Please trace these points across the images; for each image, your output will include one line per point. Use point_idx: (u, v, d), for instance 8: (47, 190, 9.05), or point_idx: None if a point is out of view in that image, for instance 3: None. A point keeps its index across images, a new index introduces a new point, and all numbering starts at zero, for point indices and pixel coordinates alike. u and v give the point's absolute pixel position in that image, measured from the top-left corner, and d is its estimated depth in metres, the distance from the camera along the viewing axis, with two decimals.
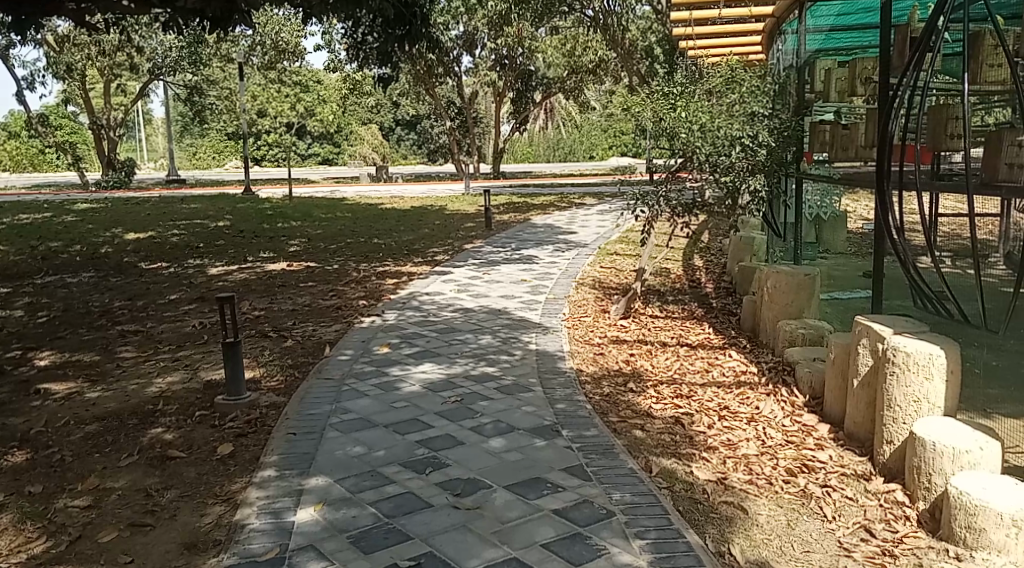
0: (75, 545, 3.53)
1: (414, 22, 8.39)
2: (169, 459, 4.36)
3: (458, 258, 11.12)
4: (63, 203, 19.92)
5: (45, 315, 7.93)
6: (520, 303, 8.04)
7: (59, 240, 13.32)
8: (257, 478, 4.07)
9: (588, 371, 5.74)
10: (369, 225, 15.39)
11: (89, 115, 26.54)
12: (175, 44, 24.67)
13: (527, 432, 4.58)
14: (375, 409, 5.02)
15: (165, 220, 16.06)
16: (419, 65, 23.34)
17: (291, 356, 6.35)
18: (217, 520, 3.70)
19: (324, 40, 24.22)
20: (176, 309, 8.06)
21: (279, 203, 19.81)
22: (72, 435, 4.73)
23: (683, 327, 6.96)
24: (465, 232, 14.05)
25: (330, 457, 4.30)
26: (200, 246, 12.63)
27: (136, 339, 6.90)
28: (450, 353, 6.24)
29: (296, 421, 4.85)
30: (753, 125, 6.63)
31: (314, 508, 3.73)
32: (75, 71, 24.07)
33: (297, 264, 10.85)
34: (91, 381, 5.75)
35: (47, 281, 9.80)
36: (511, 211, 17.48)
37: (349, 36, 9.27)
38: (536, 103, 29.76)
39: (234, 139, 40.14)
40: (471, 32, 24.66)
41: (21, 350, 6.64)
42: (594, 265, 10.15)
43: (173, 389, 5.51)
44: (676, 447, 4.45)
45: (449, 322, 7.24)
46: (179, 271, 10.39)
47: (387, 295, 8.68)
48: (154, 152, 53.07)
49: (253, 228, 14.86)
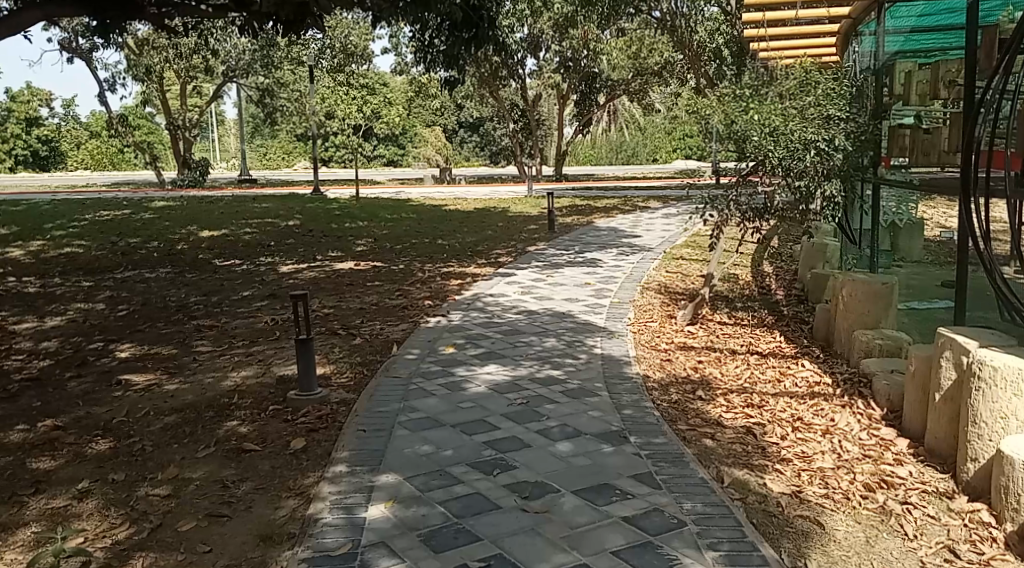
0: (156, 533, 3.61)
1: (480, 26, 8.53)
2: (245, 452, 4.46)
3: (521, 260, 11.14)
4: (142, 202, 20.59)
5: (126, 309, 8.19)
6: (585, 306, 8.00)
7: (138, 236, 13.80)
8: (330, 473, 4.13)
9: (655, 377, 5.67)
10: (433, 226, 15.54)
11: (166, 116, 27.43)
12: (248, 48, 25.40)
13: (594, 437, 4.54)
14: (442, 409, 5.04)
15: (238, 219, 16.45)
16: (484, 68, 23.56)
17: (359, 354, 6.43)
18: (291, 513, 3.76)
19: (391, 44, 24.70)
20: (249, 305, 8.26)
21: (346, 204, 20.14)
22: (152, 426, 4.87)
23: (753, 335, 6.84)
24: (528, 234, 14.09)
25: (399, 454, 4.34)
26: (271, 245, 12.90)
27: (212, 334, 7.09)
28: (515, 355, 6.24)
29: (367, 418, 4.91)
30: (829, 129, 6.41)
31: (385, 504, 3.77)
32: (154, 74, 25.05)
33: (364, 264, 11.02)
34: (169, 374, 5.93)
35: (127, 276, 10.14)
36: (575, 214, 17.45)
37: (416, 38, 9.25)
38: (599, 105, 29.71)
39: (302, 140, 41.12)
40: (535, 35, 24.66)
41: (103, 342, 6.87)
42: (660, 269, 10.08)
43: (247, 384, 5.63)
44: (748, 457, 4.37)
45: (514, 324, 7.25)
46: (251, 268, 10.64)
47: (452, 295, 8.75)
48: (227, 153, 54.57)
49: (322, 228, 15.12)
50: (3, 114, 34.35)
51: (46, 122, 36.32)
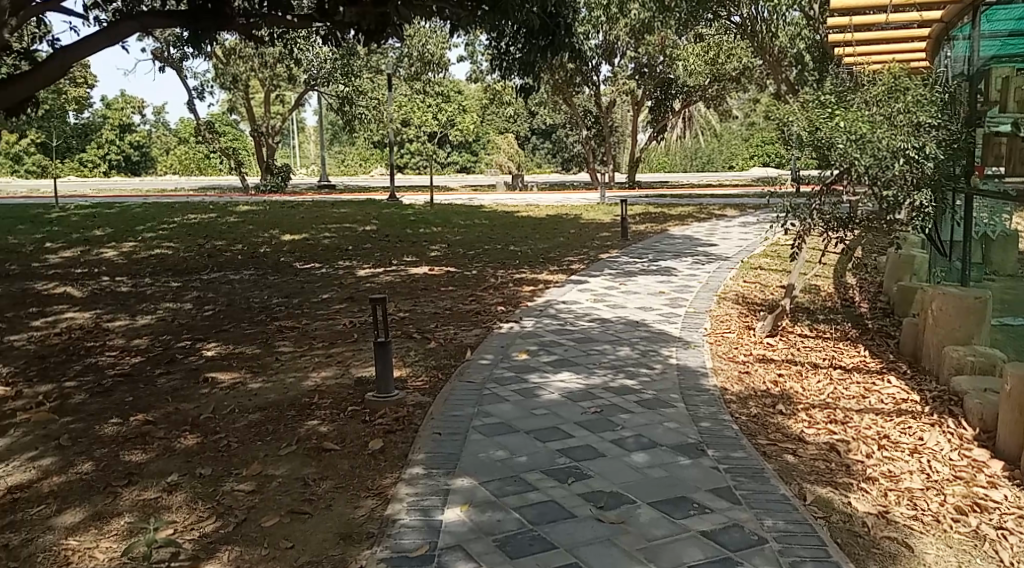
0: (241, 528, 3.72)
1: (557, 33, 8.48)
2: (325, 451, 4.55)
3: (594, 268, 11.09)
4: (227, 206, 21.30)
5: (212, 309, 8.48)
6: (660, 315, 7.91)
7: (223, 239, 14.27)
8: (407, 475, 4.19)
9: (733, 390, 5.56)
10: (506, 232, 15.62)
11: (251, 123, 28.31)
12: (330, 57, 26.04)
13: (670, 449, 4.48)
14: (516, 415, 5.06)
15: (318, 224, 16.85)
16: (559, 74, 23.58)
17: (434, 358, 6.49)
18: (369, 513, 3.82)
19: (466, 52, 24.98)
20: (328, 308, 8.44)
21: (421, 209, 20.41)
22: (237, 423, 5.02)
23: (836, 348, 6.66)
24: (601, 241, 14.02)
25: (474, 459, 4.37)
26: (349, 249, 13.16)
27: (292, 335, 7.28)
28: (589, 363, 6.21)
29: (441, 421, 4.95)
30: (920, 136, 6.24)
31: (460, 508, 3.79)
32: (240, 81, 25.88)
33: (438, 269, 11.15)
34: (253, 372, 6.11)
35: (213, 277, 10.49)
36: (649, 221, 17.29)
37: (492, 47, 9.37)
38: (675, 111, 29.38)
39: (379, 147, 41.92)
40: (610, 41, 24.60)
41: (190, 341, 7.12)
42: (737, 279, 9.91)
43: (326, 384, 5.76)
44: (832, 475, 4.24)
45: (587, 332, 7.22)
46: (330, 272, 10.88)
47: (525, 302, 8.77)
48: (306, 159, 56.07)
49: (398, 233, 15.35)
50: (99, 120, 35.96)
51: (138, 128, 37.82)
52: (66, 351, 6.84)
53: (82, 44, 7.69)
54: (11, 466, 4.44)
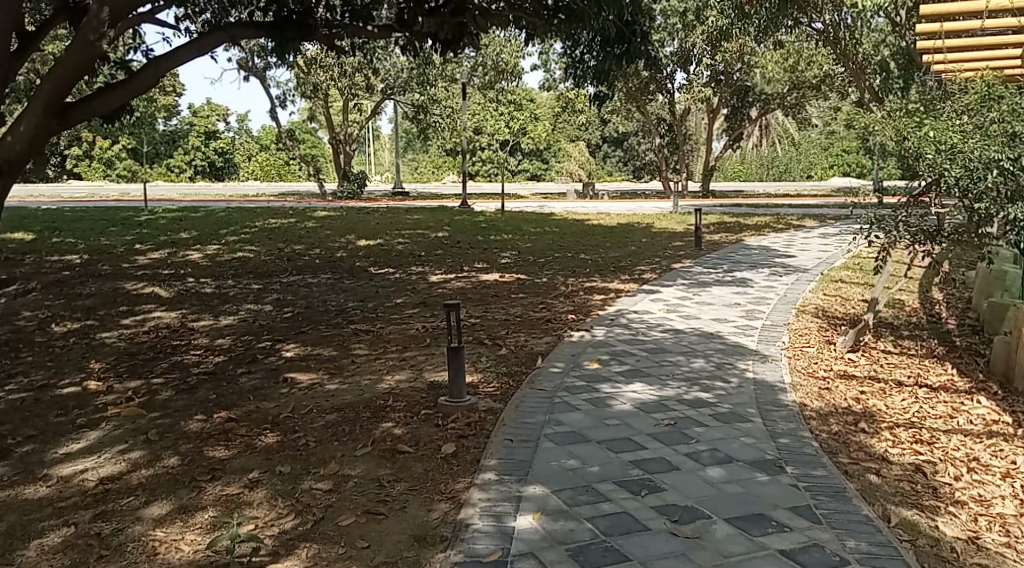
0: (319, 526, 3.79)
1: (633, 41, 8.45)
2: (399, 453, 4.62)
3: (667, 277, 10.97)
4: (306, 211, 21.85)
5: (290, 312, 8.70)
6: (735, 327, 7.77)
7: (301, 243, 14.63)
8: (479, 480, 4.21)
9: (813, 406, 5.41)
10: (578, 240, 15.59)
11: (329, 131, 28.99)
12: (406, 66, 26.50)
13: (747, 465, 4.39)
14: (588, 424, 5.03)
15: (392, 230, 17.13)
16: (633, 82, 23.44)
17: (505, 364, 6.51)
18: (443, 516, 3.86)
19: (540, 60, 25.04)
20: (402, 312, 8.57)
21: (493, 216, 20.56)
22: (315, 423, 5.13)
23: (922, 366, 6.43)
24: (674, 251, 13.86)
25: (546, 467, 4.36)
26: (422, 255, 13.34)
27: (367, 338, 7.39)
28: (662, 374, 6.13)
29: (513, 428, 4.96)
30: (1015, 146, 5.77)
31: (533, 516, 3.79)
32: (320, 91, 26.51)
33: (509, 276, 11.20)
34: (330, 374, 6.24)
35: (292, 280, 10.76)
36: (723, 231, 17.02)
37: (567, 54, 9.38)
38: (752, 119, 28.86)
39: (452, 154, 42.45)
40: (686, 48, 24.28)
41: (270, 342, 7.32)
42: (817, 292, 9.66)
43: (400, 388, 5.84)
44: (917, 497, 4.10)
45: (660, 343, 7.13)
46: (403, 277, 11.04)
47: (596, 310, 8.73)
48: (380, 166, 57.17)
49: (470, 240, 15.49)
50: (186, 127, 37.28)
51: (222, 135, 39.10)
52: (154, 349, 7.11)
53: (175, 52, 8.00)
54: (103, 457, 4.63)
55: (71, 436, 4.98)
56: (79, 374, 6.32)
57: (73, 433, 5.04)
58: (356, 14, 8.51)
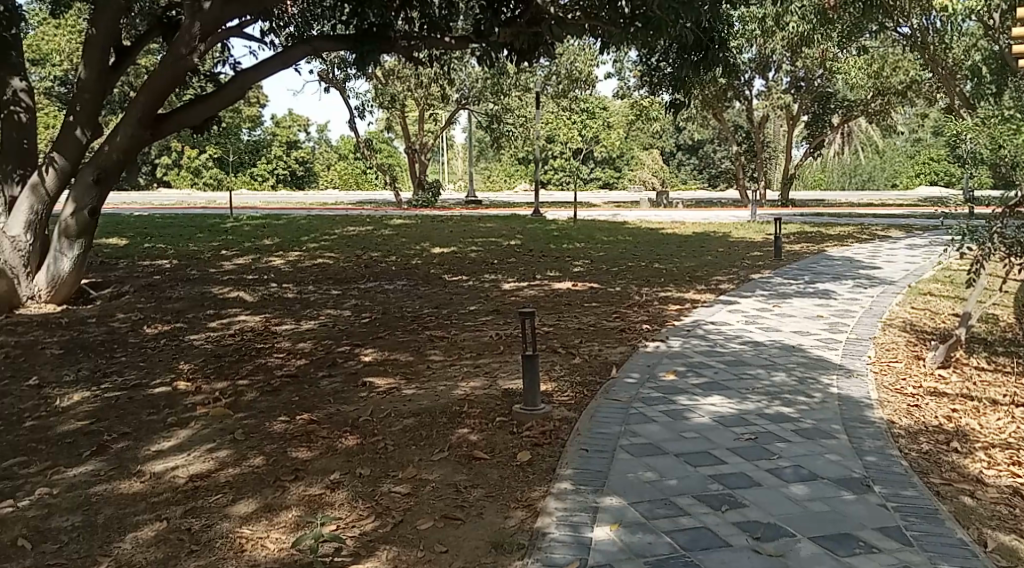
0: (398, 529, 3.84)
1: (711, 47, 8.29)
2: (475, 460, 4.64)
3: (745, 288, 10.77)
4: (382, 219, 22.26)
5: (368, 317, 8.86)
6: (818, 341, 7.57)
7: (378, 251, 14.91)
8: (555, 489, 4.20)
9: (902, 424, 5.22)
10: (651, 249, 15.47)
11: (405, 140, 29.50)
12: (480, 77, 26.81)
13: (832, 483, 4.26)
14: (665, 437, 4.97)
15: (466, 237, 17.29)
16: (710, 89, 23.14)
17: (580, 373, 6.49)
18: (520, 524, 3.86)
19: (614, 68, 24.96)
20: (476, 319, 8.63)
21: (565, 225, 20.56)
22: (393, 427, 5.21)
23: (1018, 385, 6.14)
24: (752, 261, 13.60)
25: (623, 478, 4.33)
26: (496, 262, 13.43)
27: (442, 345, 7.47)
28: (741, 388, 6.01)
29: (588, 438, 4.94)
30: None
31: (610, 527, 3.77)
32: (397, 102, 27.03)
33: (582, 284, 11.18)
34: (406, 379, 6.33)
35: (369, 286, 10.97)
36: (804, 241, 16.61)
37: (643, 62, 9.51)
38: (834, 127, 28.13)
39: (524, 162, 42.70)
40: (765, 55, 23.88)
41: (349, 346, 7.47)
42: (904, 305, 9.34)
43: (475, 394, 5.87)
44: (1016, 522, 3.92)
45: (739, 355, 6.99)
46: (477, 284, 11.14)
47: (672, 320, 8.63)
48: (453, 174, 57.91)
49: (543, 248, 15.52)
50: (268, 137, 38.48)
51: (303, 145, 40.18)
52: (239, 351, 7.34)
53: (261, 65, 8.25)
54: (192, 455, 4.80)
55: (162, 434, 5.18)
56: (169, 375, 6.57)
57: (165, 431, 5.23)
58: (434, 26, 8.55)
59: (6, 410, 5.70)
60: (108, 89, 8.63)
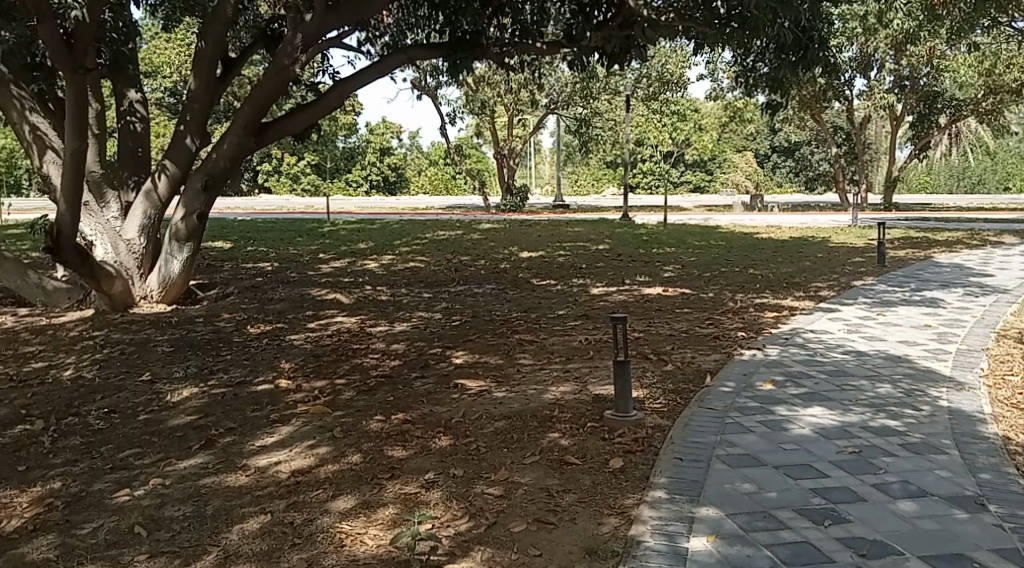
0: (492, 530, 3.87)
1: (810, 47, 8.04)
2: (567, 465, 4.64)
3: (845, 295, 10.41)
4: (471, 223, 22.52)
5: (459, 320, 8.97)
6: (925, 351, 7.24)
7: (468, 255, 15.07)
8: (650, 498, 4.15)
9: (1019, 440, 4.94)
10: (745, 254, 15.13)
11: (494, 145, 29.78)
12: (570, 81, 26.82)
13: (943, 500, 4.07)
14: (763, 448, 4.85)
15: (555, 242, 17.30)
16: (807, 90, 22.50)
17: (672, 381, 6.39)
18: (614, 531, 3.84)
19: (707, 70, 24.57)
20: (565, 324, 8.63)
21: (655, 229, 20.35)
22: (485, 429, 5.26)
23: None
24: (852, 267, 13.14)
25: (719, 489, 4.24)
26: (585, 267, 13.39)
27: (532, 348, 7.49)
28: (843, 399, 5.80)
29: (683, 447, 4.87)
30: None
31: (707, 538, 3.70)
32: (488, 107, 27.30)
33: (673, 290, 11.03)
34: (498, 382, 6.37)
35: (459, 289, 11.11)
36: (909, 247, 15.92)
37: (738, 63, 9.31)
38: (941, 128, 26.89)
39: (614, 166, 42.44)
40: (866, 54, 23.07)
41: (441, 348, 7.58)
42: (1019, 315, 8.84)
43: (566, 399, 5.87)
44: None
45: (840, 365, 6.76)
46: (566, 288, 11.14)
47: (768, 328, 8.42)
48: (541, 179, 58.09)
49: (633, 253, 15.38)
50: (363, 144, 39.49)
51: (395, 151, 41.06)
52: (336, 351, 7.54)
53: (359, 74, 8.47)
54: (293, 451, 4.96)
55: (265, 430, 5.37)
56: (271, 373, 6.81)
57: (267, 427, 5.43)
58: (525, 32, 8.59)
59: (123, 404, 6.02)
60: (216, 99, 9.00)
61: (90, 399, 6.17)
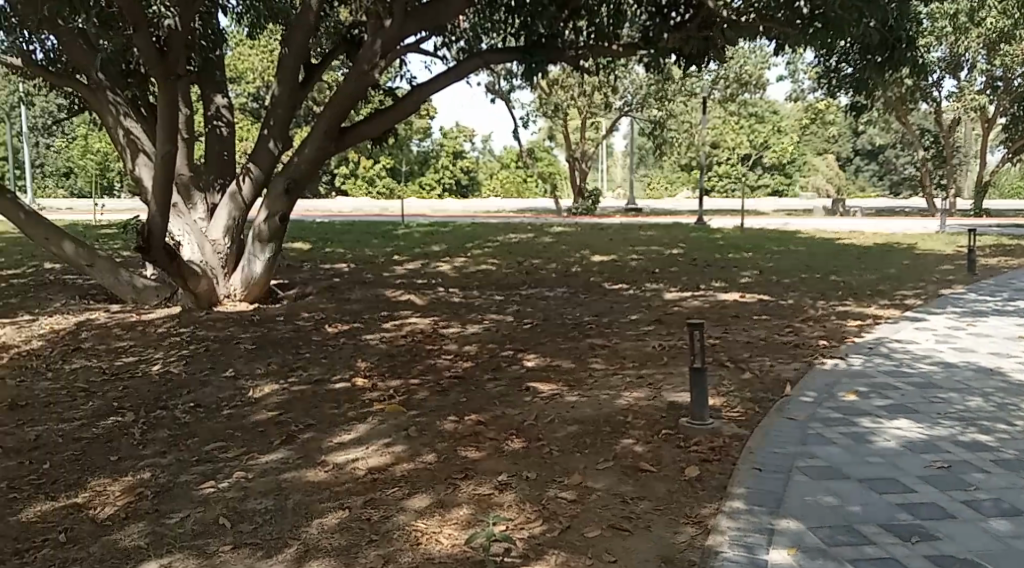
0: (566, 535, 3.87)
1: (897, 47, 7.73)
2: (641, 471, 4.60)
3: (932, 304, 10.02)
4: (543, 227, 22.52)
5: (530, 323, 8.97)
6: (1019, 364, 6.92)
7: (540, 258, 15.06)
8: (727, 508, 4.08)
9: None
10: (824, 261, 14.71)
11: (566, 148, 29.70)
12: (645, 83, 26.54)
13: None
14: (846, 460, 4.71)
15: (628, 246, 17.14)
16: (892, 91, 21.75)
17: (750, 389, 6.26)
18: (690, 540, 3.78)
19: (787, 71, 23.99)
20: (638, 329, 8.54)
21: (730, 234, 19.97)
22: (558, 433, 5.25)
23: None
24: (939, 275, 12.64)
25: (800, 501, 4.14)
26: (658, 272, 13.23)
27: (604, 353, 7.44)
28: (930, 412, 5.59)
29: (761, 457, 4.76)
30: None
31: (788, 551, 3.62)
32: (561, 110, 27.23)
33: (750, 296, 10.80)
34: (570, 386, 6.35)
35: (531, 293, 11.12)
36: (1001, 254, 15.22)
37: (822, 63, 9.05)
38: None
39: (688, 170, 41.84)
40: (956, 54, 22.15)
41: (513, 351, 7.59)
42: None
43: (640, 405, 5.82)
44: None
45: (928, 377, 6.51)
46: (639, 293, 11.02)
47: (849, 337, 8.17)
48: (613, 183, 57.73)
49: (708, 258, 15.11)
50: (437, 147, 39.90)
51: (468, 154, 41.38)
52: (410, 352, 7.64)
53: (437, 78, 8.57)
54: (370, 449, 5.04)
55: (343, 428, 5.47)
56: (347, 371, 6.94)
57: (345, 425, 5.53)
58: (601, 34, 8.55)
59: (207, 399, 6.22)
60: (299, 104, 9.23)
61: (177, 393, 6.40)
